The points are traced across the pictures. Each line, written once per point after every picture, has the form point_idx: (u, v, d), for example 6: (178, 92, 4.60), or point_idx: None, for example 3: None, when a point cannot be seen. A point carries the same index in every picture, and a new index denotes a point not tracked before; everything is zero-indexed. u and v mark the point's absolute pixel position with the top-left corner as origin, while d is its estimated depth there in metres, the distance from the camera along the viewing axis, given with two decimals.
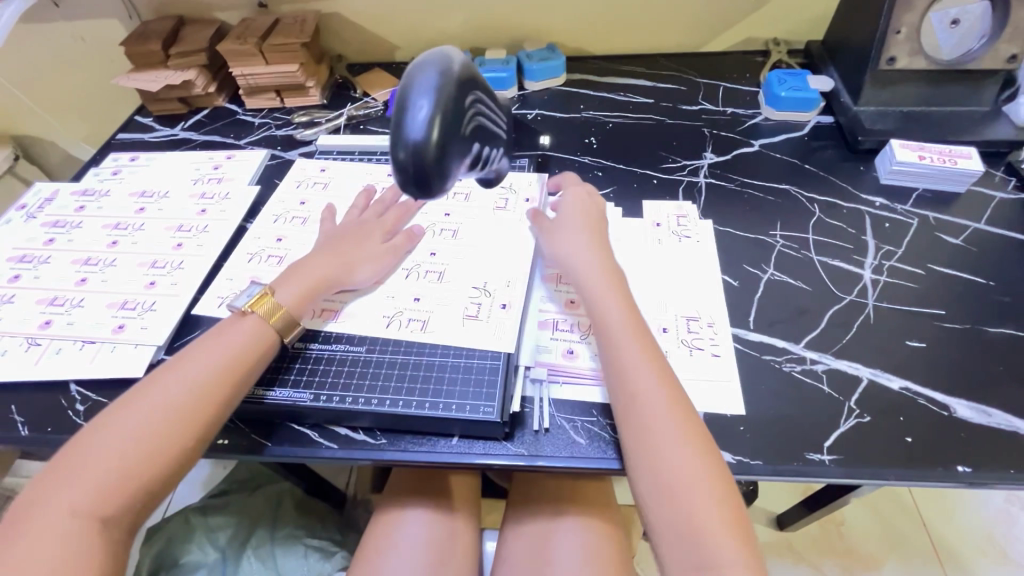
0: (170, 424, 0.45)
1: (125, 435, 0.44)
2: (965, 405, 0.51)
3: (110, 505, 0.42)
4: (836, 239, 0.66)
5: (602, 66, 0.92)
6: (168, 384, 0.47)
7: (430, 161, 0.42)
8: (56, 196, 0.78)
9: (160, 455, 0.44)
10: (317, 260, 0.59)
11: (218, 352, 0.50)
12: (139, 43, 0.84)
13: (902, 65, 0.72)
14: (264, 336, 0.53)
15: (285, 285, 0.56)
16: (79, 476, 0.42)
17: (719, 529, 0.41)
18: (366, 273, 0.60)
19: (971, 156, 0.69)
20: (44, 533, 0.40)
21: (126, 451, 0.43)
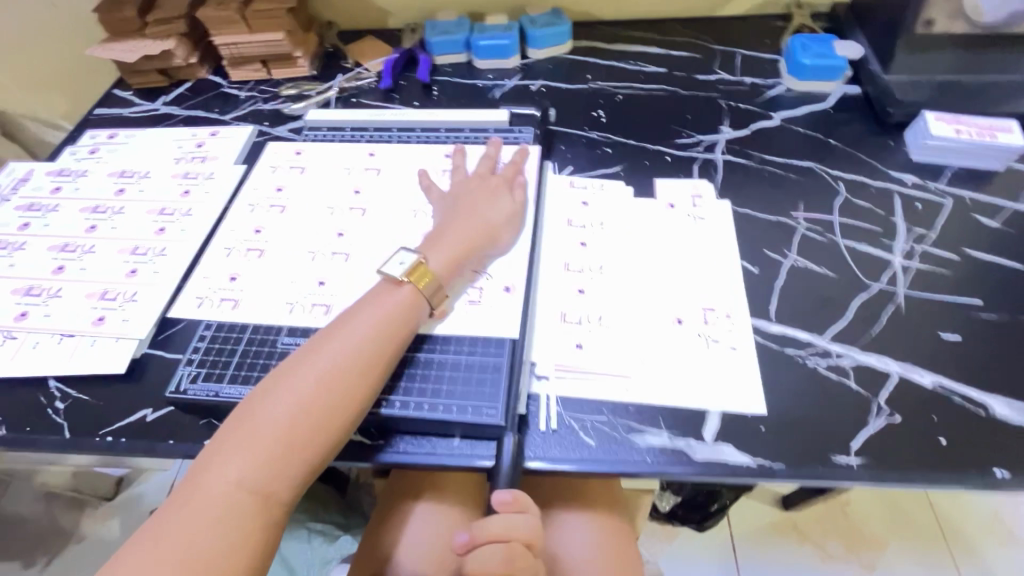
0: (327, 395, 0.44)
1: (283, 411, 0.43)
2: (1002, 404, 0.48)
3: (277, 475, 0.41)
4: (863, 221, 0.62)
5: (611, 32, 0.86)
6: (326, 352, 0.46)
7: None
8: (31, 177, 0.73)
9: (320, 427, 0.43)
10: (450, 229, 0.56)
11: (374, 323, 0.48)
12: (112, 9, 0.78)
13: (940, 28, 0.66)
14: (379, 326, 0.48)
15: (432, 249, 0.55)
16: (246, 448, 0.41)
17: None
18: (508, 233, 0.59)
19: (1012, 129, 0.64)
20: (216, 502, 0.39)
21: (287, 422, 0.42)
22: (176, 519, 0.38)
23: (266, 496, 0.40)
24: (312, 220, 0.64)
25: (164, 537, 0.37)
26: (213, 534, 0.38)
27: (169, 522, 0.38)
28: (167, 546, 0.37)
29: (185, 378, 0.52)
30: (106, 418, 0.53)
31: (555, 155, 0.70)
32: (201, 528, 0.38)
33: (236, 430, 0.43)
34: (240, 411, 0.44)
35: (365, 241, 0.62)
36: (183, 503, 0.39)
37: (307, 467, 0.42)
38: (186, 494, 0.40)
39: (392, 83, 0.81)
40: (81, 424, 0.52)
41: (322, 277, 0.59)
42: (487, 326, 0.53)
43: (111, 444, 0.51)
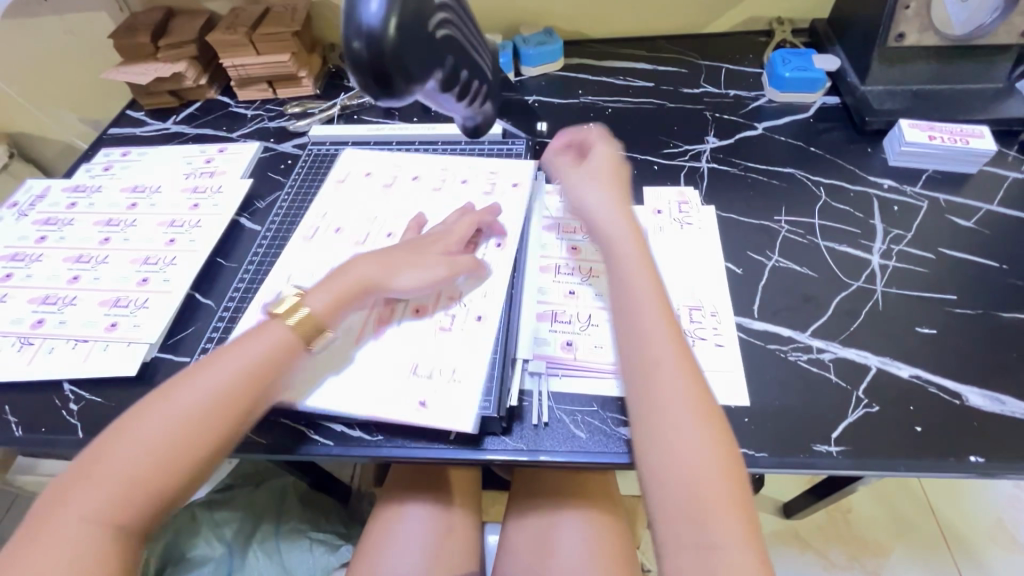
0: (204, 415, 0.43)
1: (138, 447, 0.41)
2: (977, 394, 0.50)
3: (138, 498, 0.40)
4: (843, 224, 0.64)
5: (600, 49, 0.90)
6: (214, 369, 0.46)
7: (388, 54, 0.39)
8: (48, 193, 0.77)
9: (186, 451, 0.42)
10: (349, 269, 0.54)
11: (243, 358, 0.46)
12: (128, 35, 0.83)
13: (912, 42, 0.69)
14: (252, 360, 0.46)
15: (317, 290, 0.52)
16: (119, 460, 0.41)
17: (725, 514, 0.38)
18: (415, 278, 0.55)
19: (983, 135, 0.66)
20: (72, 517, 0.39)
21: (159, 440, 0.42)
22: (20, 559, 0.37)
23: (119, 527, 0.39)
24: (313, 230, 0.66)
25: (21, 552, 0.38)
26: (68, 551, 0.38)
27: (30, 534, 0.38)
28: (16, 563, 0.37)
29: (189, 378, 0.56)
30: (118, 417, 0.55)
31: None
32: (48, 550, 0.38)
33: (116, 432, 0.42)
34: (98, 447, 0.42)
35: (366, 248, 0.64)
36: (49, 513, 0.39)
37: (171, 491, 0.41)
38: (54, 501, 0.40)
39: None
40: (94, 425, 0.55)
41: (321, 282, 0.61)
42: (483, 327, 0.55)
43: None
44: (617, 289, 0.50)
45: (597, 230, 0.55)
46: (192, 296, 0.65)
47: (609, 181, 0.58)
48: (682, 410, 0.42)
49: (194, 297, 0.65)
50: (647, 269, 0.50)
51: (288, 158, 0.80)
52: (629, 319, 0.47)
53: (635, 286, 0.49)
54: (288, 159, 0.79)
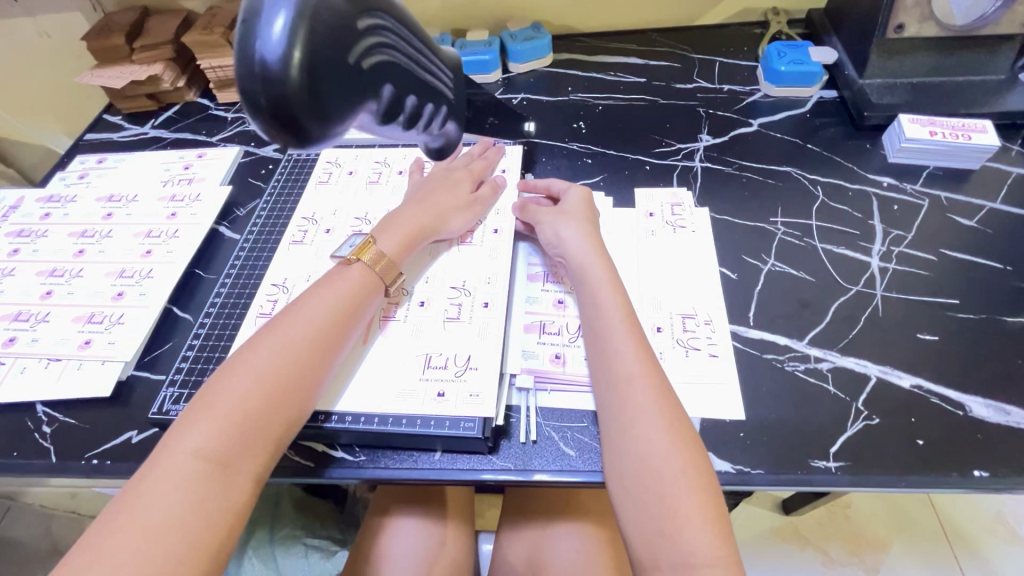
0: (285, 366, 0.45)
1: (221, 414, 0.42)
2: (980, 404, 0.48)
3: (239, 448, 0.41)
4: (841, 225, 0.62)
5: (590, 43, 0.87)
6: (282, 327, 0.47)
7: (295, 94, 0.35)
8: (21, 203, 0.74)
9: (275, 401, 0.43)
10: (406, 213, 0.57)
11: (306, 322, 0.47)
12: (100, 37, 0.80)
13: (912, 32, 0.66)
14: (315, 327, 0.47)
15: (384, 233, 0.56)
16: (207, 419, 0.41)
17: (689, 507, 0.40)
18: (462, 220, 0.60)
19: (986, 130, 0.64)
20: (175, 478, 0.39)
21: (245, 394, 0.43)
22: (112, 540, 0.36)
23: (217, 487, 0.39)
24: (291, 240, 0.64)
25: (126, 522, 0.37)
26: (180, 507, 0.38)
27: (129, 504, 0.38)
28: (127, 531, 0.36)
29: (168, 399, 0.53)
30: (93, 440, 0.53)
31: (536, 167, 0.71)
32: (163, 509, 0.38)
33: (188, 414, 0.42)
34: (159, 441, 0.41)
35: None
36: (143, 484, 0.39)
37: (267, 437, 0.43)
38: (144, 475, 0.39)
39: None
40: (67, 448, 0.53)
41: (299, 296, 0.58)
42: (467, 342, 0.53)
43: (97, 467, 0.52)
44: (588, 314, 0.51)
45: (577, 267, 0.54)
46: (169, 311, 0.63)
47: (593, 229, 0.58)
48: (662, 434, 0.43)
49: (172, 311, 0.63)
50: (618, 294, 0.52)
51: (269, 163, 0.77)
52: (603, 341, 0.49)
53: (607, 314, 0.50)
54: (268, 164, 0.76)
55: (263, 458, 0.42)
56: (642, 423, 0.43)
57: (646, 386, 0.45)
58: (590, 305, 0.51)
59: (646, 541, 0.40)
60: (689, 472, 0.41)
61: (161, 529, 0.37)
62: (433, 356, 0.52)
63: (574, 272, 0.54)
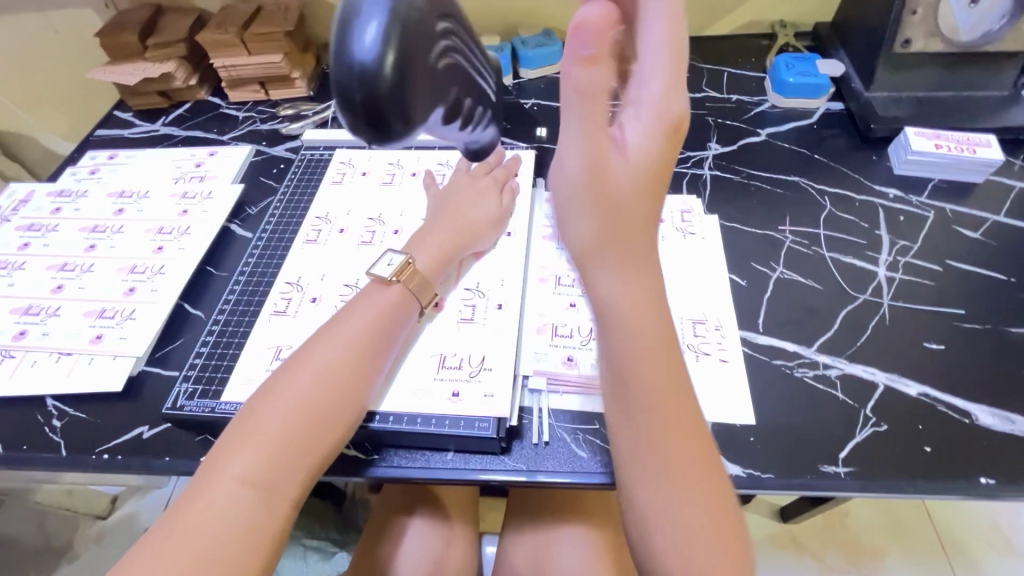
0: (326, 389, 0.44)
1: (262, 441, 0.41)
2: (986, 412, 0.49)
3: (281, 474, 0.41)
4: (848, 235, 0.63)
5: None
6: (319, 349, 0.47)
7: (383, 93, 0.37)
8: (31, 197, 0.74)
9: (317, 424, 0.43)
10: (438, 229, 0.57)
11: (342, 345, 0.47)
12: (114, 34, 0.80)
13: (918, 47, 0.68)
14: (351, 348, 0.47)
15: (418, 250, 0.56)
16: (249, 443, 0.41)
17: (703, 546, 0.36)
18: (491, 235, 0.60)
19: (990, 144, 0.65)
20: (218, 503, 0.38)
21: (287, 418, 0.42)
22: (155, 570, 0.36)
23: (259, 515, 0.39)
24: (304, 238, 0.64)
25: (172, 548, 0.36)
26: (223, 535, 0.37)
27: (175, 529, 0.37)
28: (173, 557, 0.36)
29: (181, 395, 0.53)
30: (103, 435, 0.53)
31: (547, 172, 0.72)
32: (207, 535, 0.37)
33: (229, 440, 0.41)
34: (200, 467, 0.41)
35: (361, 256, 0.62)
36: (188, 508, 0.38)
37: (308, 461, 0.42)
38: (188, 498, 0.39)
39: None
40: (78, 443, 0.53)
41: (312, 295, 0.59)
42: (480, 343, 0.53)
43: (107, 462, 0.51)
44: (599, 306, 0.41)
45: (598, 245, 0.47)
46: (181, 307, 0.63)
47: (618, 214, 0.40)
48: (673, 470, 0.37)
49: (183, 308, 0.63)
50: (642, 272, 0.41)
51: (280, 162, 0.77)
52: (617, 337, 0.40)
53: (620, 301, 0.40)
54: (280, 163, 0.77)
55: (304, 482, 0.42)
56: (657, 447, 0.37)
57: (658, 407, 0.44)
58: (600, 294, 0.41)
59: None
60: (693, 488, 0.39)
61: (204, 556, 0.36)
62: (447, 357, 0.52)
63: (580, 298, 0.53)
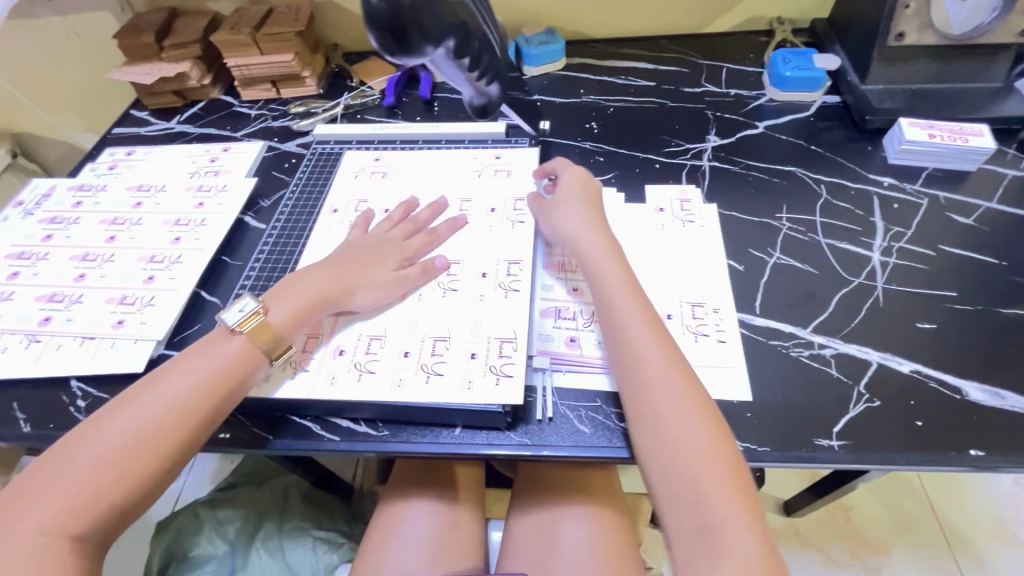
0: (196, 386, 0.47)
1: (124, 421, 0.44)
2: (977, 389, 0.50)
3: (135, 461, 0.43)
4: (844, 222, 0.65)
5: (601, 48, 0.90)
6: (234, 339, 0.50)
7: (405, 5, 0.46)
8: (53, 192, 0.77)
9: (177, 422, 0.45)
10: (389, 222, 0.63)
11: (196, 370, 0.48)
12: (132, 35, 0.83)
13: (911, 41, 0.69)
14: (238, 351, 0.49)
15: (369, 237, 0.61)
16: (121, 421, 0.44)
17: (715, 484, 0.42)
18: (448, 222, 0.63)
19: (983, 133, 0.67)
20: (70, 478, 0.42)
21: (150, 414, 0.45)
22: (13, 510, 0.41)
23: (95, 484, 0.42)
24: (317, 228, 0.66)
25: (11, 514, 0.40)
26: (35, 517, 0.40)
27: (24, 495, 0.41)
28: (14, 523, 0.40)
29: None
30: None
31: None
32: (45, 506, 0.40)
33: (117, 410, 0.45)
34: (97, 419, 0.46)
35: None
36: (43, 473, 0.42)
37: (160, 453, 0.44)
38: (50, 463, 0.43)
39: (394, 100, 0.85)
40: None
41: None
42: (488, 322, 0.55)
43: None
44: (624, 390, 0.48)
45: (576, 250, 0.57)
46: (198, 294, 0.65)
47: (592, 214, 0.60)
48: (676, 417, 0.45)
49: (200, 295, 0.65)
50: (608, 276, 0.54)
51: (292, 157, 0.80)
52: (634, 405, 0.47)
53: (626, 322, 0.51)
54: (292, 158, 0.79)
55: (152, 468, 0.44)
56: (680, 458, 0.43)
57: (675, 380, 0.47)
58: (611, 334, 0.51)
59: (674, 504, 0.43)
60: (716, 470, 0.43)
61: (44, 520, 0.40)
62: (455, 335, 0.54)
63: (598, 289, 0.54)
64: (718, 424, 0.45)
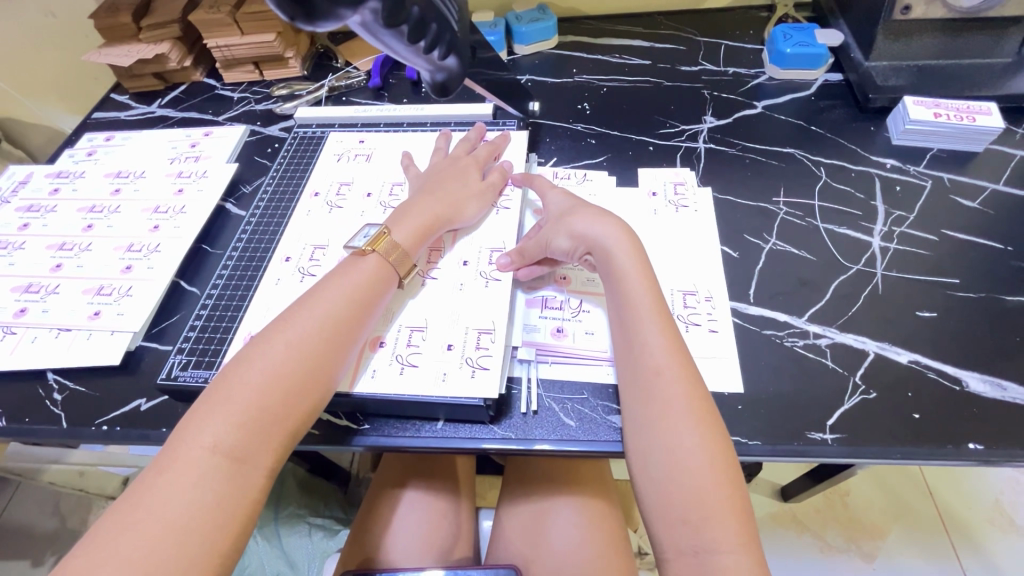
0: (295, 362, 0.44)
1: (223, 414, 0.41)
2: (977, 379, 0.49)
3: (253, 443, 0.41)
4: (844, 206, 0.62)
5: (596, 26, 0.87)
6: (292, 327, 0.46)
7: None
8: (30, 179, 0.75)
9: (285, 399, 0.43)
10: (419, 203, 0.56)
11: (284, 351, 0.44)
12: (107, 15, 0.80)
13: (917, 14, 0.65)
14: (312, 339, 0.45)
15: (397, 224, 0.55)
16: (217, 415, 0.41)
17: (724, 514, 0.40)
18: (477, 209, 0.59)
19: (991, 112, 0.64)
20: (191, 474, 0.39)
21: (249, 399, 0.42)
22: (123, 524, 0.36)
23: (211, 480, 0.39)
24: (296, 214, 0.64)
25: (132, 521, 0.37)
26: (150, 535, 0.36)
27: (140, 501, 0.37)
28: (139, 527, 0.36)
29: (175, 366, 0.53)
30: (102, 407, 0.54)
31: (540, 147, 0.72)
32: (176, 503, 0.38)
33: (206, 405, 0.42)
34: (183, 420, 0.42)
35: (346, 232, 0.61)
36: (156, 478, 0.39)
37: (270, 439, 0.42)
38: (161, 467, 0.39)
39: (381, 81, 0.83)
40: (77, 415, 0.54)
41: (304, 269, 0.58)
42: (472, 313, 0.53)
43: (107, 433, 0.53)
44: (632, 407, 0.45)
45: (604, 258, 0.51)
46: (176, 284, 0.64)
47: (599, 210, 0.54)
48: (694, 440, 0.42)
49: (179, 285, 0.64)
50: (644, 277, 0.50)
51: (274, 142, 0.78)
52: (653, 421, 0.44)
53: (646, 336, 0.47)
54: (274, 143, 0.77)
55: (270, 454, 0.42)
56: (690, 483, 0.41)
57: (675, 378, 0.45)
58: (628, 348, 0.47)
59: (666, 522, 0.42)
60: (713, 466, 0.41)
61: (176, 520, 0.37)
62: (436, 326, 0.52)
63: (601, 266, 0.51)
64: (715, 429, 0.43)
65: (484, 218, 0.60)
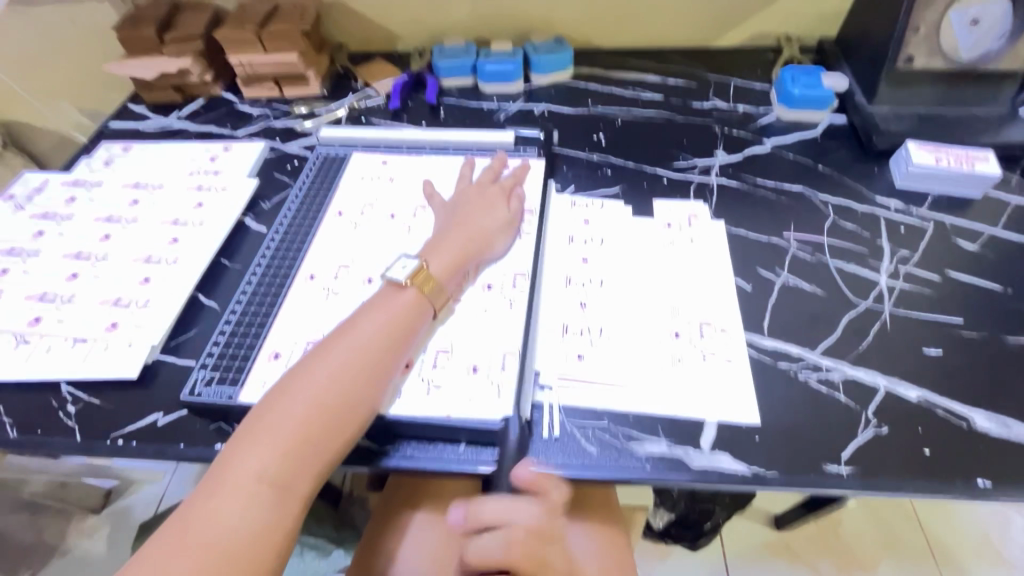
0: (337, 389, 0.45)
1: (267, 440, 0.42)
2: (982, 416, 0.51)
3: (296, 470, 0.42)
4: (851, 244, 0.65)
5: (610, 59, 0.90)
6: (335, 356, 0.46)
7: None
8: (46, 186, 0.75)
9: (327, 428, 0.44)
10: (451, 236, 0.58)
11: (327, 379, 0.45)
12: (132, 28, 0.81)
13: (920, 65, 0.71)
14: (353, 369, 0.46)
15: (433, 256, 0.56)
16: (264, 442, 0.42)
17: None
18: (502, 240, 0.61)
19: (989, 159, 0.67)
20: (238, 498, 0.40)
21: (293, 427, 0.42)
22: (173, 547, 0.37)
23: (256, 505, 0.40)
24: (320, 232, 0.65)
25: (184, 545, 0.37)
26: (199, 561, 0.37)
27: (189, 526, 0.38)
28: (189, 551, 0.37)
29: (199, 381, 0.53)
30: (117, 421, 0.54)
31: (558, 174, 0.73)
32: (224, 529, 0.38)
33: (251, 431, 0.43)
34: (230, 445, 0.42)
35: (370, 253, 0.62)
36: (205, 502, 0.40)
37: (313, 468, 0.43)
38: (209, 490, 0.40)
39: (400, 104, 0.84)
40: (91, 428, 0.53)
41: (330, 288, 0.60)
42: (495, 338, 0.54)
43: (122, 447, 0.52)
44: None
45: None
46: (194, 298, 0.63)
47: None
48: None
49: (197, 298, 0.64)
50: None
51: (294, 159, 0.79)
52: None
53: None
54: (294, 160, 0.78)
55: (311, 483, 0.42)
56: None
57: None
58: None
59: None
60: None
61: (223, 546, 0.38)
62: (462, 351, 0.53)
63: None
64: None
65: (510, 245, 0.62)
